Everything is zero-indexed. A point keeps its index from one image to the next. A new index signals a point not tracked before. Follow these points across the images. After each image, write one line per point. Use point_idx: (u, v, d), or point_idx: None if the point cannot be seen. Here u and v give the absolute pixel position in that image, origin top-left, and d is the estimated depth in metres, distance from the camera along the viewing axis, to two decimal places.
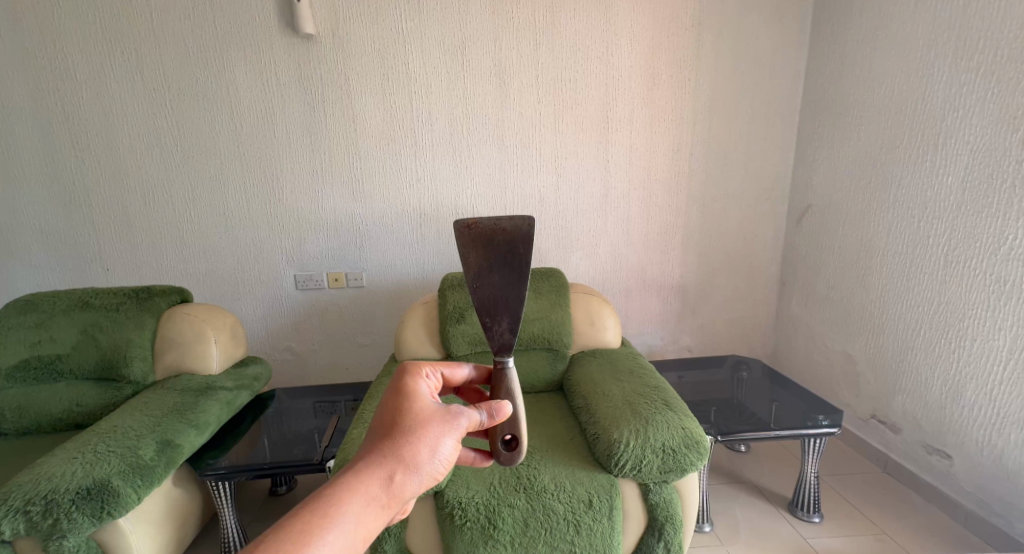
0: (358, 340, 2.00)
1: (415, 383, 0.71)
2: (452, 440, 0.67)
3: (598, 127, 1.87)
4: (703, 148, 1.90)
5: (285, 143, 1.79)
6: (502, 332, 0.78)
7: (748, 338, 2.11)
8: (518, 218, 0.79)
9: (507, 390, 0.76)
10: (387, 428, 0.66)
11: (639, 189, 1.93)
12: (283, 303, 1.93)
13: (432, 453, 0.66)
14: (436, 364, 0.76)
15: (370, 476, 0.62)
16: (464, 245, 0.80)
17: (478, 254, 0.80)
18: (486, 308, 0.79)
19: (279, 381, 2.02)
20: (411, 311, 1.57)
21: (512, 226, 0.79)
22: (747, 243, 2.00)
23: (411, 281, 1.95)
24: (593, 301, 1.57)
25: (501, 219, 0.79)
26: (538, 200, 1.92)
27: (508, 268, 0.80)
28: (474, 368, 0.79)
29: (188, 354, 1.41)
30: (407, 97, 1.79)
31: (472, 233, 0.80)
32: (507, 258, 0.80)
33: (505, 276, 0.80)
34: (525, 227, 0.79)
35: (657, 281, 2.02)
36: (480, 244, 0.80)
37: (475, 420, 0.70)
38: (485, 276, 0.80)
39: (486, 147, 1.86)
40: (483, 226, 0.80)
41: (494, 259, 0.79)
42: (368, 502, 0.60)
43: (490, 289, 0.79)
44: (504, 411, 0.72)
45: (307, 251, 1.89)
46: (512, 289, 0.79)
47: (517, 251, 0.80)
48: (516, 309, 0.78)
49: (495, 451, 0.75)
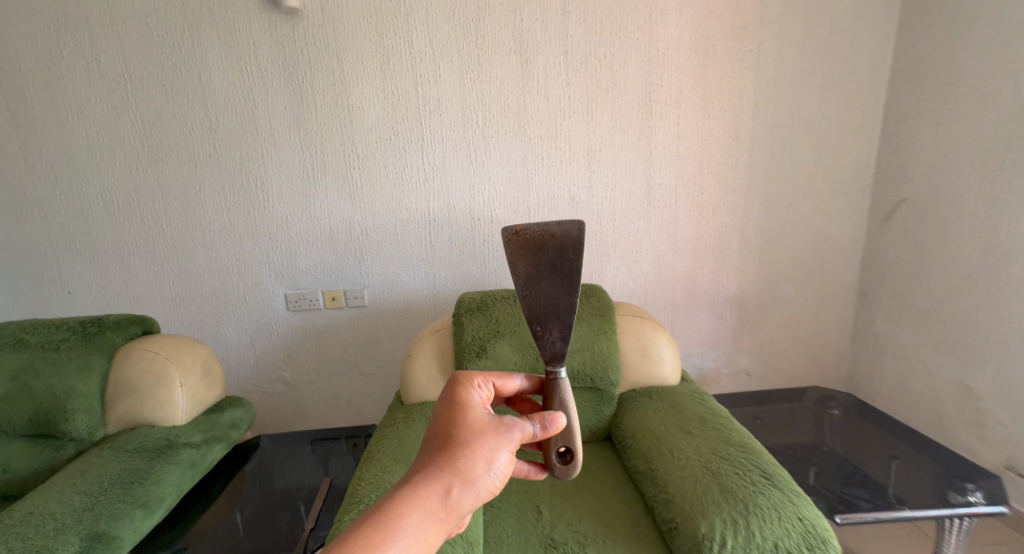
0: (360, 367, 1.74)
1: (469, 395, 0.75)
2: (507, 451, 0.69)
3: (640, 114, 1.58)
4: (765, 134, 1.60)
5: (269, 140, 1.52)
6: (554, 338, 0.79)
7: (816, 358, 1.79)
8: (567, 223, 0.84)
9: (560, 400, 0.79)
10: (443, 441, 0.70)
11: (687, 186, 1.65)
12: (273, 327, 1.67)
13: (485, 465, 0.68)
14: (487, 376, 0.80)
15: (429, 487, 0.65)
16: (514, 252, 0.85)
17: (527, 261, 0.84)
18: (538, 312, 0.82)
19: (269, 417, 1.75)
20: (419, 341, 1.29)
21: (562, 232, 0.85)
22: (817, 246, 1.69)
23: (420, 299, 1.69)
24: (645, 326, 1.27)
25: (551, 224, 0.84)
26: (567, 201, 1.64)
27: (557, 273, 0.83)
28: (524, 378, 0.82)
29: (146, 403, 1.14)
30: (411, 81, 1.51)
31: (523, 241, 0.84)
32: (557, 262, 0.83)
33: (554, 283, 0.83)
34: (575, 232, 0.85)
35: (709, 294, 1.75)
36: (533, 251, 0.84)
37: (529, 430, 0.73)
38: (535, 282, 0.84)
39: (506, 138, 1.57)
40: (532, 233, 0.85)
41: (544, 263, 0.83)
42: (428, 513, 0.64)
43: (540, 296, 0.83)
44: (558, 422, 0.75)
45: (299, 265, 1.63)
46: (563, 294, 0.82)
47: (567, 256, 0.84)
48: (566, 314, 0.81)
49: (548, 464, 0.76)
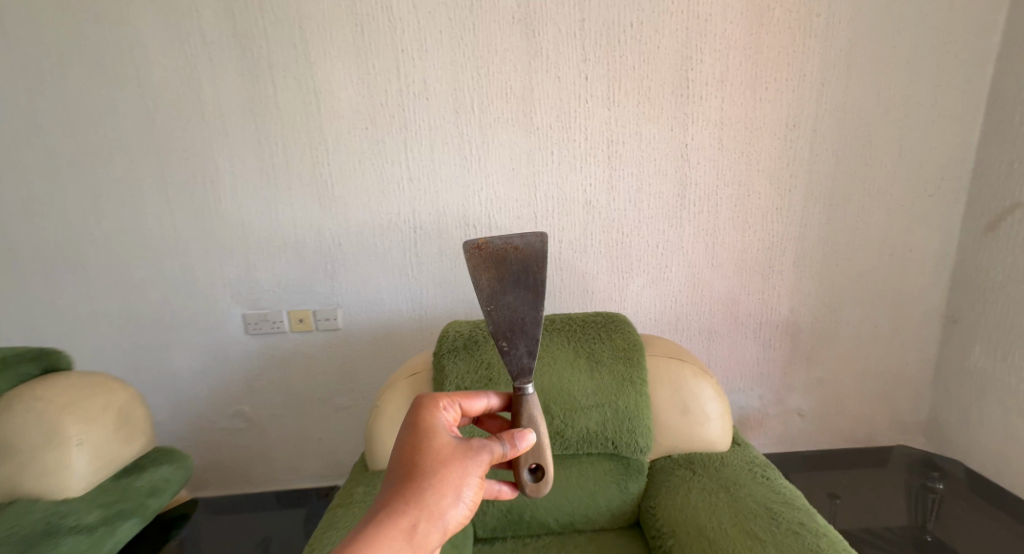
0: (334, 401, 1.46)
1: (432, 416, 0.63)
2: (480, 475, 0.57)
3: (675, 97, 1.28)
4: (831, 122, 1.28)
5: (220, 130, 1.25)
6: (520, 353, 0.69)
7: (887, 396, 1.47)
8: (530, 234, 0.76)
9: (530, 417, 0.68)
10: (404, 470, 0.57)
11: (732, 186, 1.34)
12: (229, 353, 1.40)
13: (456, 494, 0.55)
14: (451, 395, 0.68)
15: (389, 527, 0.51)
16: (473, 266, 0.74)
17: (489, 277, 0.74)
18: (502, 329, 0.71)
19: (226, 458, 1.48)
20: (392, 386, 1.01)
21: (524, 244, 0.75)
22: (892, 260, 1.37)
23: (404, 322, 1.40)
24: (686, 374, 0.96)
25: (513, 236, 0.74)
26: (582, 204, 1.34)
27: (521, 286, 0.73)
28: (491, 395, 0.71)
29: (32, 466, 0.87)
30: (392, 57, 1.23)
31: (484, 255, 0.74)
32: (521, 275, 0.74)
33: (520, 296, 0.73)
34: (538, 244, 0.75)
35: (755, 319, 1.43)
36: (494, 266, 0.74)
37: (500, 452, 0.61)
38: (499, 297, 0.73)
39: (509, 127, 1.28)
40: (493, 246, 0.75)
41: (509, 276, 0.73)
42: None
43: (506, 312, 0.72)
44: (529, 439, 0.64)
45: (260, 281, 1.36)
46: (529, 308, 0.72)
47: (532, 269, 0.74)
48: (533, 329, 0.71)
49: (520, 484, 0.66)
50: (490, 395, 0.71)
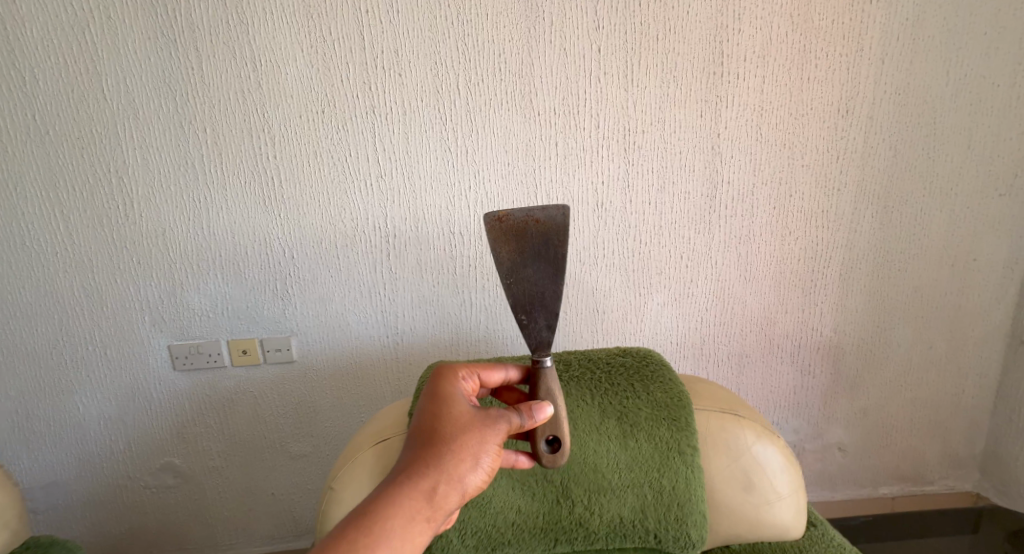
0: (290, 449, 1.19)
1: (449, 385, 0.59)
2: (497, 437, 0.53)
3: (707, 76, 1.03)
4: (891, 106, 1.07)
5: (127, 112, 0.97)
6: (539, 328, 0.62)
7: (938, 426, 1.28)
8: (553, 205, 0.61)
9: (547, 388, 0.61)
10: (421, 432, 0.52)
11: (771, 185, 1.11)
12: (153, 395, 1.12)
13: (475, 456, 0.51)
14: (470, 366, 0.64)
15: (408, 483, 0.47)
16: (493, 241, 0.62)
17: (508, 252, 0.62)
18: (518, 303, 0.62)
19: (153, 521, 1.20)
20: (352, 461, 0.75)
21: (547, 216, 0.62)
22: (955, 272, 1.17)
23: (372, 353, 1.14)
24: (749, 438, 0.73)
25: (535, 208, 0.61)
26: (592, 207, 1.09)
27: (543, 261, 0.62)
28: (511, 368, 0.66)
29: None
30: (351, 19, 0.95)
31: (504, 229, 0.62)
32: (542, 250, 0.62)
33: (541, 272, 0.62)
34: (562, 216, 0.62)
35: (792, 341, 1.21)
36: (514, 241, 0.62)
37: (518, 420, 0.56)
38: (519, 272, 0.62)
39: (502, 111, 1.02)
40: (514, 219, 0.61)
41: (528, 251, 0.62)
42: (409, 514, 0.45)
43: (524, 286, 0.62)
44: (545, 411, 0.58)
45: (189, 304, 1.08)
46: (550, 282, 0.62)
47: (555, 245, 0.62)
48: (554, 304, 0.62)
49: (535, 454, 0.60)
50: (508, 368, 0.67)
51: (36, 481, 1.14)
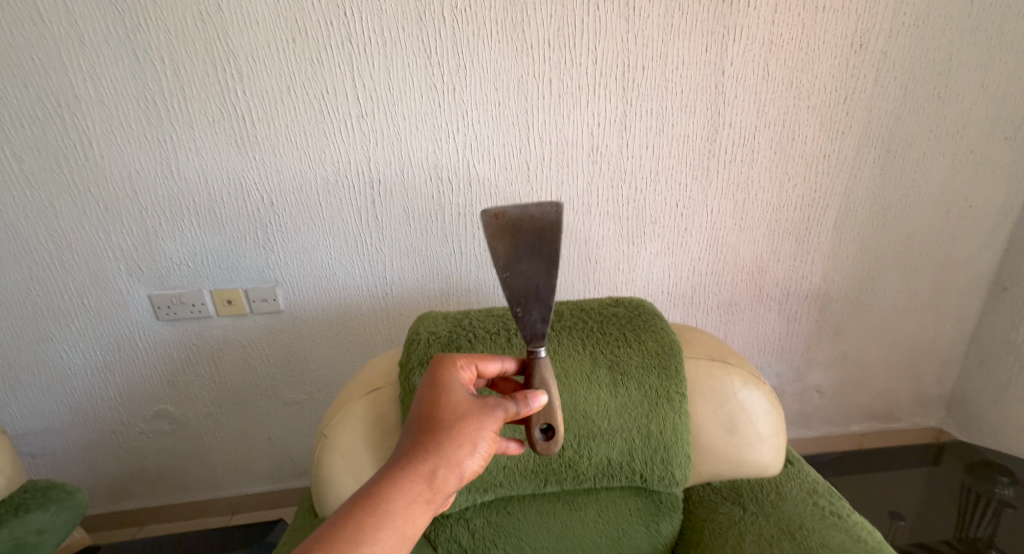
0: (283, 396, 1.20)
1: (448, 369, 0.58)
2: (496, 421, 0.52)
3: (715, 4, 0.95)
4: (906, 41, 1.00)
5: (74, 40, 0.87)
6: (533, 320, 0.60)
7: (912, 368, 1.33)
8: (547, 202, 0.61)
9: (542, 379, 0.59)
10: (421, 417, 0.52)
11: (775, 127, 1.06)
12: (138, 345, 1.10)
13: (474, 441, 0.51)
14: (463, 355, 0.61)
15: (407, 468, 0.47)
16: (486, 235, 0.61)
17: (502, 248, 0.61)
18: (511, 296, 0.61)
19: (153, 464, 1.23)
20: (343, 411, 0.75)
21: (540, 213, 0.61)
22: (949, 218, 1.16)
23: (361, 302, 1.12)
24: (735, 383, 0.75)
25: (529, 204, 0.61)
26: (587, 151, 1.04)
27: (537, 255, 0.61)
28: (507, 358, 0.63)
29: None
30: None
31: (499, 225, 0.61)
32: (536, 245, 0.61)
33: (534, 267, 0.61)
34: (555, 214, 0.61)
35: (782, 288, 1.22)
36: (508, 236, 0.61)
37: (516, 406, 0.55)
38: (513, 266, 0.61)
39: (492, 43, 0.93)
40: (509, 215, 0.61)
41: (522, 246, 0.61)
42: (407, 498, 0.46)
43: (518, 280, 0.61)
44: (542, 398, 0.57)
45: (166, 253, 1.03)
46: (544, 276, 0.61)
47: (549, 239, 0.61)
48: (549, 297, 0.61)
49: (528, 441, 0.59)
50: (504, 358, 0.62)
51: (29, 429, 1.15)
